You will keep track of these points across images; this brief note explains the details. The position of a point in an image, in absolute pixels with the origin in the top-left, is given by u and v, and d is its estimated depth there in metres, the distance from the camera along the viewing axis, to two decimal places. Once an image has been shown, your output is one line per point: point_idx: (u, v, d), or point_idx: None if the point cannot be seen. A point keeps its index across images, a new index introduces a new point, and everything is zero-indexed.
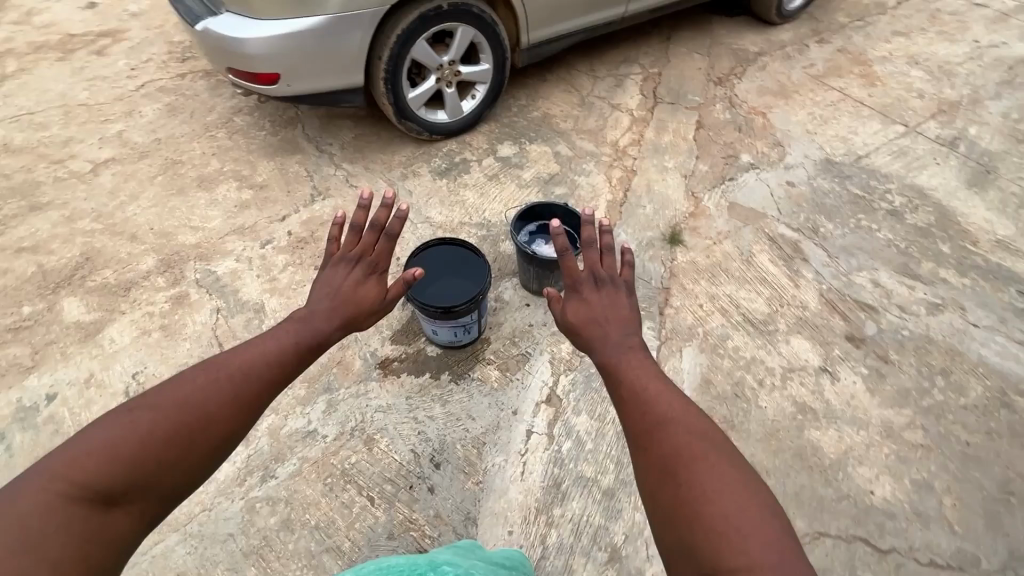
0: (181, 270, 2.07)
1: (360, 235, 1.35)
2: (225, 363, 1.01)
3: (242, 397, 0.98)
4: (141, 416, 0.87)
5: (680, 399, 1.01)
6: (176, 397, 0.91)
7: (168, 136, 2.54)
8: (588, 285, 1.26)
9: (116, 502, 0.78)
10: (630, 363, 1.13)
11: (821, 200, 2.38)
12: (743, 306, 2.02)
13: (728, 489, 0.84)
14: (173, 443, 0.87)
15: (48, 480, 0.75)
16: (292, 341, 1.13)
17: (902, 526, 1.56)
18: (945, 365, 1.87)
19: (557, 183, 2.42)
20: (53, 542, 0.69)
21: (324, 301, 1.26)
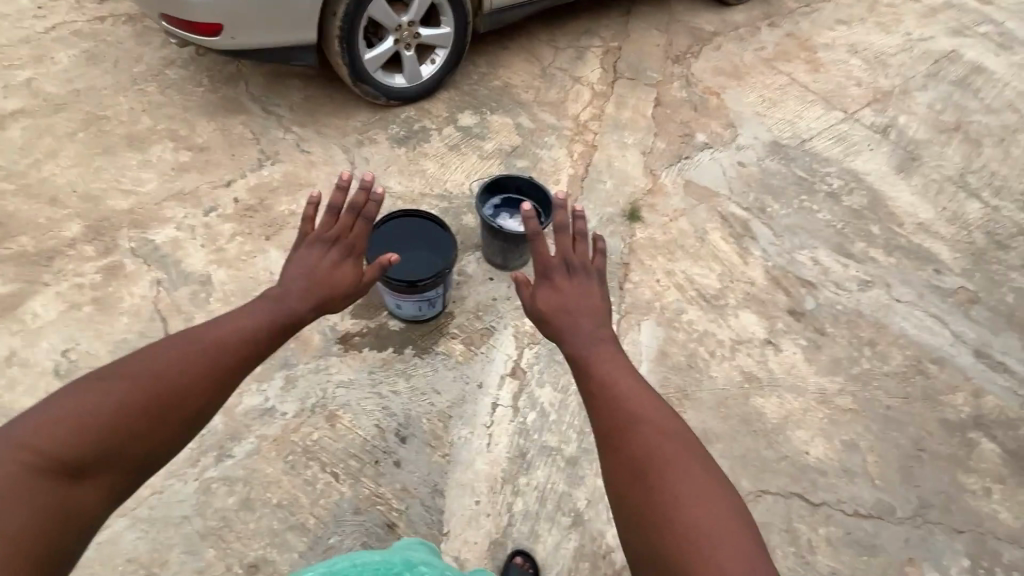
0: (114, 238, 1.89)
1: (338, 215, 1.34)
2: (201, 334, 1.04)
3: (216, 370, 1.01)
4: (113, 385, 0.90)
5: (651, 398, 1.07)
6: (149, 368, 0.95)
7: (89, 88, 2.28)
8: (560, 273, 1.28)
9: (86, 471, 0.82)
10: (603, 359, 1.17)
11: (769, 181, 2.50)
12: (697, 282, 2.11)
13: (696, 494, 0.91)
14: (145, 412, 0.90)
15: (16, 447, 0.79)
16: (266, 319, 1.15)
17: (832, 481, 1.72)
18: (872, 336, 2.05)
19: (519, 155, 2.40)
20: (12, 517, 0.72)
21: (298, 282, 1.25)
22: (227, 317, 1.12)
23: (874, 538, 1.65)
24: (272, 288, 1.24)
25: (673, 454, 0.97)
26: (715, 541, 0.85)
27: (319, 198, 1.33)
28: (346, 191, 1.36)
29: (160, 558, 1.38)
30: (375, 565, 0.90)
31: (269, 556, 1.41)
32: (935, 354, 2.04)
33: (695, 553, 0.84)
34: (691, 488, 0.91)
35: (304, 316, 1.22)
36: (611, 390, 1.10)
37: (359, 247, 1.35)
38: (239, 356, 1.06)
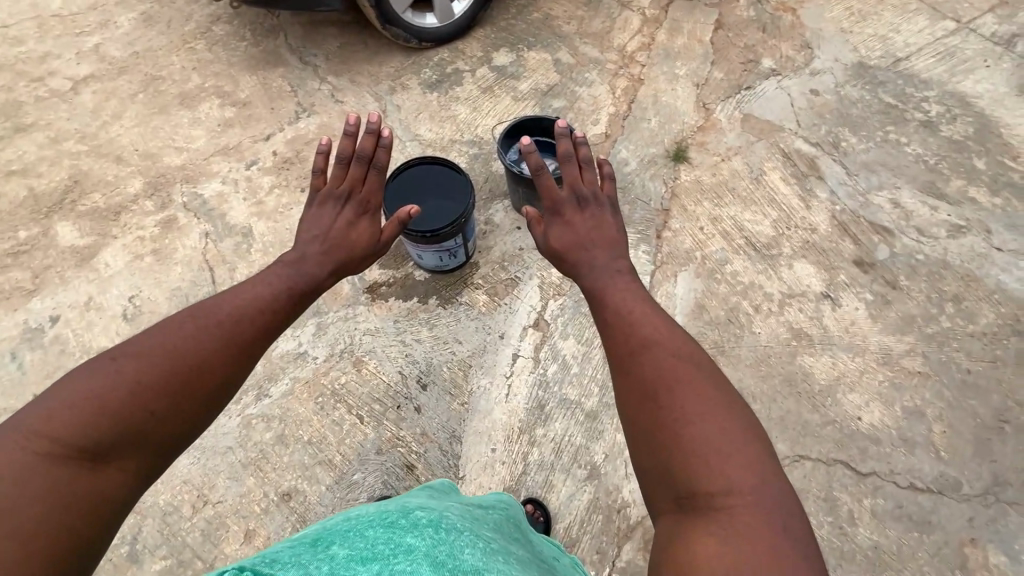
0: (169, 193, 2.04)
1: (347, 168, 1.30)
2: (213, 310, 1.02)
3: (234, 344, 1.00)
4: (126, 365, 0.88)
5: (666, 323, 1.00)
6: (163, 345, 0.93)
7: (146, 50, 2.40)
8: (570, 206, 1.21)
9: (106, 459, 0.81)
10: (618, 287, 1.10)
11: (847, 111, 2.16)
12: (747, 229, 1.91)
13: (710, 412, 0.85)
14: (162, 392, 0.89)
15: (26, 438, 0.77)
16: (285, 284, 1.15)
17: (886, 451, 1.55)
18: (958, 291, 1.77)
19: (556, 95, 2.24)
20: (27, 513, 0.71)
21: (314, 245, 1.24)
22: (240, 290, 1.10)
23: (930, 514, 1.49)
24: (290, 251, 1.24)
25: (686, 376, 0.91)
26: (727, 462, 0.80)
27: (328, 146, 1.29)
28: (353, 140, 1.30)
29: (210, 482, 1.55)
30: (369, 518, 0.81)
31: (300, 486, 1.54)
32: None
33: (703, 473, 0.80)
34: (701, 407, 0.86)
35: (322, 282, 1.21)
36: (624, 315, 1.04)
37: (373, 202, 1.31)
38: (257, 329, 1.05)
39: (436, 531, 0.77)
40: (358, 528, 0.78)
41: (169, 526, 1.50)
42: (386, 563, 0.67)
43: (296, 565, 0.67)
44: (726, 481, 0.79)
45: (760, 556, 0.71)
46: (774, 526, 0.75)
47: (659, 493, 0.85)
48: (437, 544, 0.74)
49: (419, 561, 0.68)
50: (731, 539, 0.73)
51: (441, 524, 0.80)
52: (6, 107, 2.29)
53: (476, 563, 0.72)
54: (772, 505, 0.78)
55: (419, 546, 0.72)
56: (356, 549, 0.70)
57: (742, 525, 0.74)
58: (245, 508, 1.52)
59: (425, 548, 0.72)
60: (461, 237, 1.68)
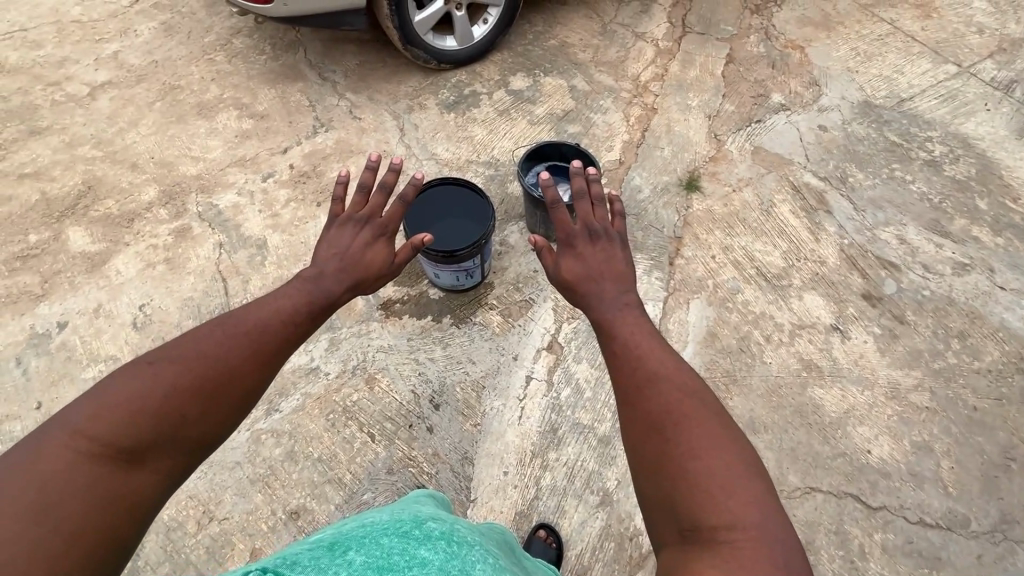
0: (184, 202, 2.04)
1: (367, 196, 1.29)
2: (242, 317, 1.01)
3: (262, 353, 0.98)
4: (161, 369, 0.87)
5: (672, 357, 1.01)
6: (195, 351, 0.92)
7: (165, 59, 2.42)
8: (582, 238, 1.22)
9: (141, 459, 0.80)
10: (626, 320, 1.10)
11: (854, 147, 2.22)
12: (758, 259, 1.94)
13: (714, 446, 0.86)
14: (194, 395, 0.87)
15: (71, 437, 0.76)
16: (304, 296, 1.12)
17: (895, 485, 1.56)
18: (963, 328, 1.80)
19: (571, 120, 2.29)
20: (66, 509, 0.70)
21: (331, 263, 1.21)
22: (264, 300, 1.08)
23: (939, 551, 1.49)
24: (307, 269, 1.20)
25: (692, 410, 0.91)
26: (729, 495, 0.81)
27: (348, 177, 1.30)
28: (375, 172, 1.30)
29: (216, 497, 1.52)
30: (383, 526, 0.80)
31: (309, 505, 1.51)
32: None
33: (708, 505, 0.80)
34: (706, 441, 0.86)
35: (340, 298, 1.18)
36: (631, 349, 1.04)
37: (390, 224, 1.28)
38: (280, 337, 1.03)
39: (448, 544, 0.75)
40: (373, 535, 0.76)
41: (172, 543, 1.47)
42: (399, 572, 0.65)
43: (315, 570, 0.63)
44: (728, 514, 0.79)
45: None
46: (775, 560, 0.76)
47: (663, 524, 0.85)
48: (451, 558, 0.71)
49: (432, 574, 0.66)
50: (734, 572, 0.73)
51: (452, 537, 0.78)
52: (22, 110, 2.29)
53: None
54: (774, 538, 0.78)
55: (433, 558, 0.70)
56: (373, 557, 0.67)
57: (744, 559, 0.75)
58: (252, 525, 1.49)
59: (438, 561, 0.69)
60: (481, 256, 1.69)
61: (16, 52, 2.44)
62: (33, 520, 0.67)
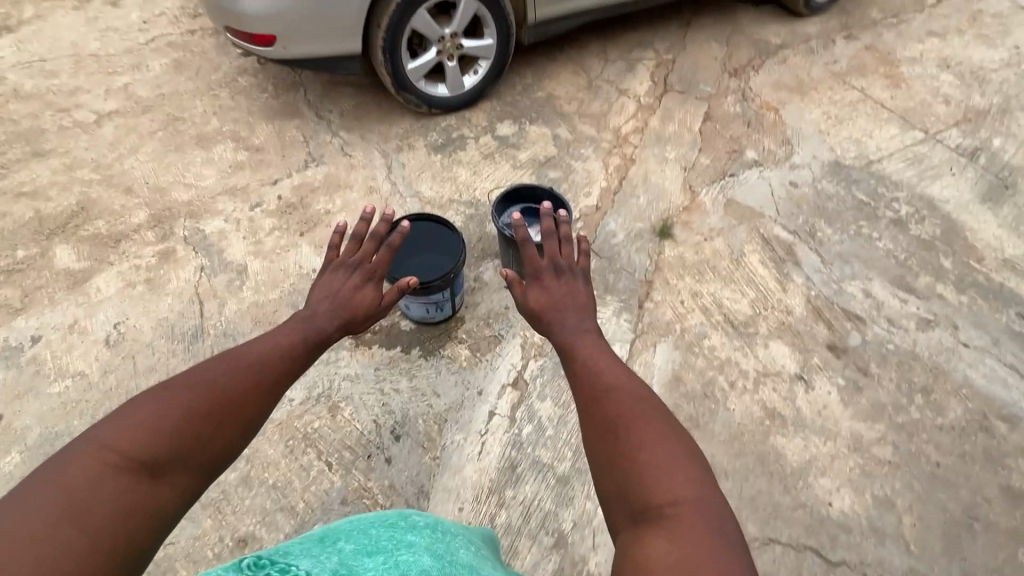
0: (172, 226, 2.10)
1: (361, 242, 1.40)
2: (243, 353, 1.10)
3: (264, 383, 1.07)
4: (176, 393, 0.94)
5: (626, 372, 1.11)
6: (204, 379, 1.00)
7: (172, 93, 2.55)
8: (548, 272, 1.32)
9: (158, 471, 0.84)
10: (586, 344, 1.20)
11: (823, 204, 2.30)
12: (726, 306, 1.98)
13: (661, 439, 0.94)
14: (205, 418, 0.95)
15: (99, 449, 0.81)
16: (301, 333, 1.22)
17: (856, 539, 1.53)
18: (927, 383, 1.82)
19: (552, 166, 2.39)
20: (99, 512, 0.74)
21: (323, 304, 1.31)
22: (262, 339, 1.17)
23: None
24: (300, 310, 1.31)
25: (642, 413, 1.00)
26: (674, 478, 0.88)
27: (344, 228, 1.38)
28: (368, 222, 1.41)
29: None
30: (372, 522, 1.00)
31: (258, 532, 1.49)
32: (1007, 412, 1.77)
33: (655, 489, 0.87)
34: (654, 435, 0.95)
35: (331, 337, 1.27)
36: (590, 367, 1.14)
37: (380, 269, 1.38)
38: (278, 366, 1.12)
39: (433, 532, 0.98)
40: (360, 528, 0.97)
41: None
42: (391, 555, 0.82)
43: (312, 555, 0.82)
44: (671, 492, 0.85)
45: (700, 554, 0.75)
46: (716, 530, 0.81)
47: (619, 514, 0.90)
48: (434, 540, 0.94)
49: (420, 551, 0.86)
50: (677, 537, 0.79)
51: (436, 527, 1.00)
52: (29, 133, 2.40)
53: (467, 557, 0.94)
54: (716, 513, 0.84)
55: (419, 541, 0.91)
56: (361, 544, 0.88)
57: (684, 530, 0.80)
58: (197, 551, 1.46)
59: (424, 543, 0.91)
60: (450, 289, 1.73)
61: (32, 80, 2.58)
62: (68, 521, 0.71)
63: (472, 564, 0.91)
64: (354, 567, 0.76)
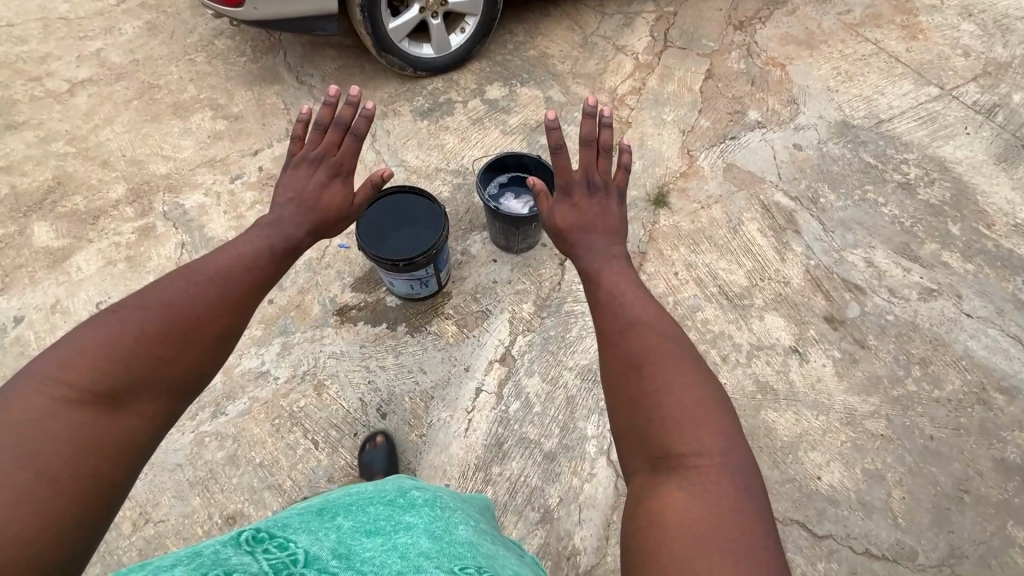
0: (151, 200, 2.05)
1: (324, 133, 1.30)
2: (203, 268, 0.99)
3: (232, 297, 0.99)
4: (126, 316, 0.86)
5: (653, 307, 1.14)
6: (162, 297, 0.91)
7: (147, 58, 2.43)
8: (580, 190, 1.36)
9: (122, 402, 0.80)
10: (612, 270, 1.25)
11: (827, 168, 2.20)
12: (721, 278, 1.92)
13: (687, 385, 0.99)
14: (166, 339, 0.87)
15: (45, 383, 0.75)
16: (267, 244, 1.13)
17: (844, 513, 1.52)
18: (926, 355, 1.77)
19: (543, 132, 2.28)
20: (52, 455, 0.70)
21: (289, 207, 1.23)
22: (222, 250, 1.07)
23: None
24: (265, 215, 1.22)
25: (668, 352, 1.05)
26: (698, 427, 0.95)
27: (307, 115, 1.29)
28: (333, 107, 1.29)
29: (153, 499, 1.51)
30: (370, 496, 0.92)
31: (245, 510, 1.50)
32: (1006, 383, 1.73)
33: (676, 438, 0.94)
34: (677, 379, 1.00)
35: (302, 242, 1.20)
36: (616, 297, 1.18)
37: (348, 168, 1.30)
38: (251, 280, 1.04)
39: (432, 510, 0.91)
40: (360, 503, 0.89)
41: (105, 545, 1.45)
42: (390, 538, 0.78)
43: (305, 531, 0.78)
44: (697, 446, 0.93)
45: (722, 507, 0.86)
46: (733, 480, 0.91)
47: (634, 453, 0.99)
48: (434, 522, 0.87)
49: (419, 535, 0.81)
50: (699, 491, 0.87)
51: (434, 504, 0.93)
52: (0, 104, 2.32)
53: (466, 537, 0.88)
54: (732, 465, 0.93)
55: (418, 524, 0.85)
56: (360, 523, 0.82)
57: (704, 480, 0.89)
58: (187, 529, 1.48)
59: (423, 525, 0.84)
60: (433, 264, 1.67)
61: None
62: (20, 465, 0.67)
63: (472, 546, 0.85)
64: (353, 547, 0.74)
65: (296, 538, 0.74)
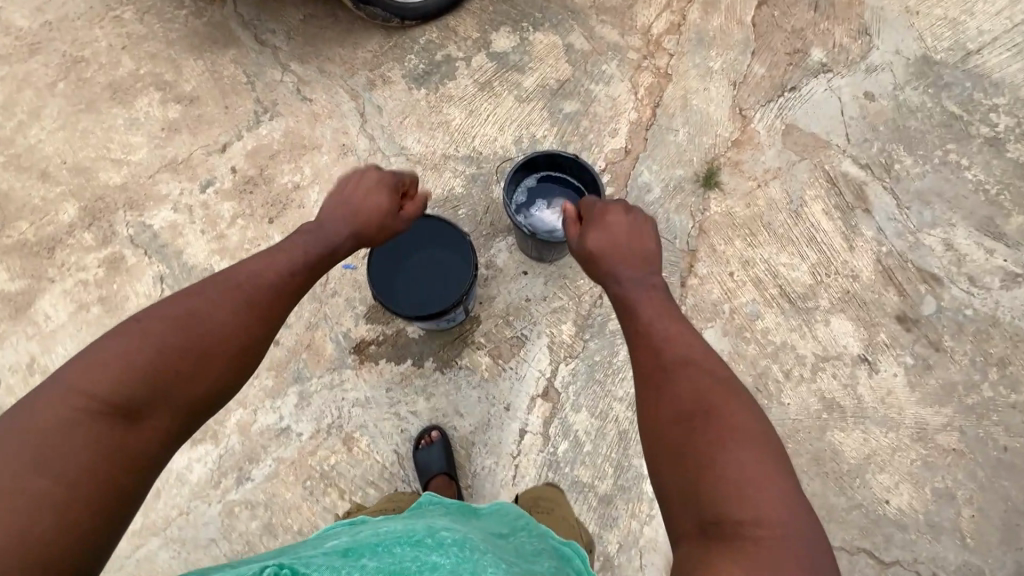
0: (111, 223, 1.72)
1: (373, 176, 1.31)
2: (229, 275, 1.02)
3: (253, 307, 1.00)
4: (151, 326, 0.90)
5: (701, 348, 0.99)
6: (184, 310, 0.94)
7: (59, 19, 1.91)
8: (612, 209, 1.20)
9: (137, 416, 0.84)
10: (650, 301, 1.09)
11: (904, 122, 1.86)
12: (782, 275, 1.69)
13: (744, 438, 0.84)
14: (188, 351, 0.91)
15: (65, 392, 0.81)
16: (302, 250, 1.14)
17: (911, 538, 1.47)
18: (1004, 354, 1.62)
19: (567, 94, 1.88)
20: (69, 459, 0.76)
21: (331, 214, 1.21)
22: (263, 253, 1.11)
23: None
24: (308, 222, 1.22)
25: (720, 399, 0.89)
26: (761, 492, 0.79)
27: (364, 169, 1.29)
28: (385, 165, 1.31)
29: None
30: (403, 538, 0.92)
31: None
32: None
33: (736, 502, 0.78)
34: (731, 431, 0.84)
35: (338, 247, 1.19)
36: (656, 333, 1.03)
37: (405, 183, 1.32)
38: (274, 288, 1.06)
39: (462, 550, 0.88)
40: (387, 544, 0.89)
41: None
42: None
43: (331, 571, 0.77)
44: (754, 510, 0.77)
45: None
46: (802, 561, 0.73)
47: (682, 514, 0.83)
48: (462, 561, 0.84)
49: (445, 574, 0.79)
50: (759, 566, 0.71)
51: (466, 545, 0.90)
52: None
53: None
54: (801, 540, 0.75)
55: (444, 564, 0.82)
56: (384, 562, 0.81)
57: (764, 554, 0.73)
58: None
59: (449, 565, 0.82)
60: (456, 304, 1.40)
61: None
62: (38, 474, 0.74)
63: None
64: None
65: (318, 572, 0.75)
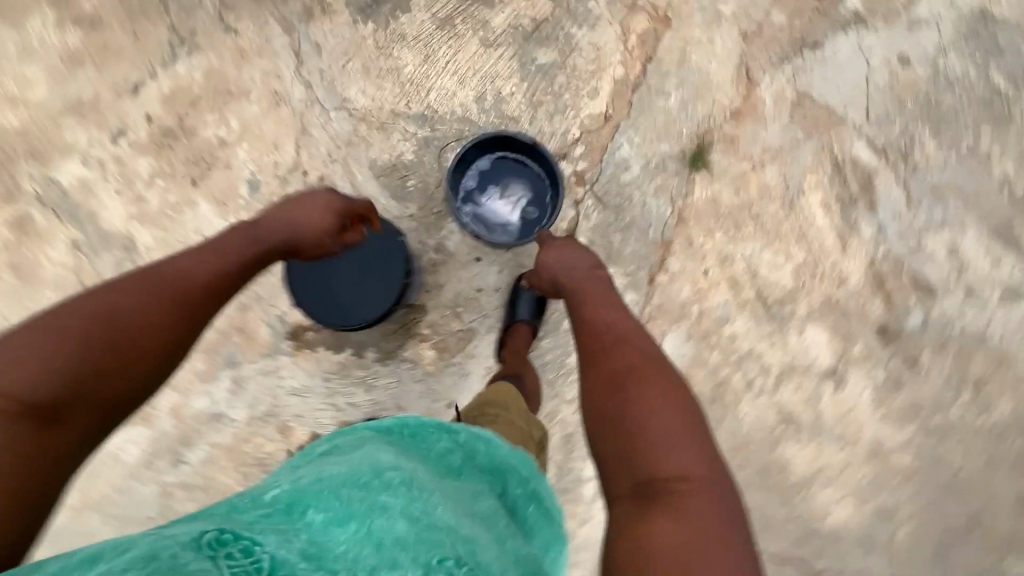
0: (13, 175, 1.51)
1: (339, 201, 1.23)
2: (154, 269, 0.91)
3: (188, 295, 0.90)
4: (66, 319, 0.77)
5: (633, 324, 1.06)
6: (106, 302, 0.81)
7: None
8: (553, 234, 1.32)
9: (51, 419, 0.71)
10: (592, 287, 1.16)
11: (939, 96, 1.57)
12: (762, 276, 1.54)
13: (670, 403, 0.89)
14: (108, 346, 0.78)
15: None
16: (242, 242, 1.05)
17: (844, 550, 1.49)
18: (983, 375, 1.52)
19: (542, 39, 1.57)
20: None
21: (279, 222, 1.12)
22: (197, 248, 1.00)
23: None
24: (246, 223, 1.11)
25: (648, 369, 0.95)
26: (685, 449, 0.84)
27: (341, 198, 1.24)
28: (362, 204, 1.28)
29: None
30: (342, 476, 0.76)
31: None
32: None
33: (660, 459, 0.83)
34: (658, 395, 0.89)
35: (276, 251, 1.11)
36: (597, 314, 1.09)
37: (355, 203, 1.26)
38: (206, 277, 0.95)
39: (411, 490, 0.75)
40: (332, 487, 0.74)
41: None
42: (364, 522, 0.67)
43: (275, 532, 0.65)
44: (680, 467, 0.82)
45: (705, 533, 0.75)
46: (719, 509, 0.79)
47: (617, 478, 0.86)
48: (411, 503, 0.72)
49: (401, 521, 0.68)
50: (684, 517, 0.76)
51: (412, 484, 0.76)
52: None
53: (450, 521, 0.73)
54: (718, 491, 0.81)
55: (394, 506, 0.71)
56: (332, 510, 0.70)
57: (688, 506, 0.78)
58: None
59: (400, 507, 0.71)
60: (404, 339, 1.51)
61: None
62: None
63: (456, 532, 0.71)
64: (325, 544, 0.65)
65: (265, 540, 0.61)
